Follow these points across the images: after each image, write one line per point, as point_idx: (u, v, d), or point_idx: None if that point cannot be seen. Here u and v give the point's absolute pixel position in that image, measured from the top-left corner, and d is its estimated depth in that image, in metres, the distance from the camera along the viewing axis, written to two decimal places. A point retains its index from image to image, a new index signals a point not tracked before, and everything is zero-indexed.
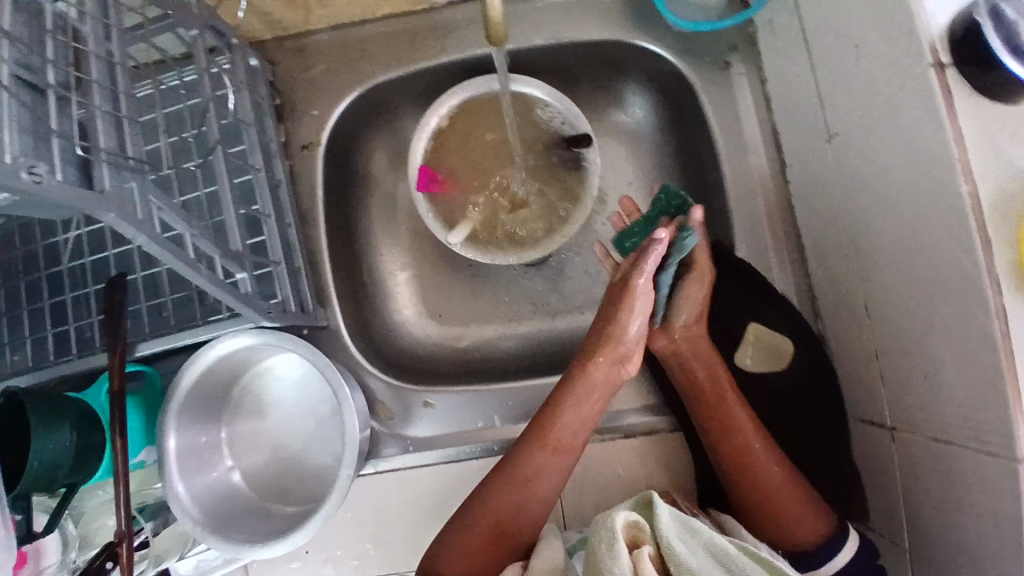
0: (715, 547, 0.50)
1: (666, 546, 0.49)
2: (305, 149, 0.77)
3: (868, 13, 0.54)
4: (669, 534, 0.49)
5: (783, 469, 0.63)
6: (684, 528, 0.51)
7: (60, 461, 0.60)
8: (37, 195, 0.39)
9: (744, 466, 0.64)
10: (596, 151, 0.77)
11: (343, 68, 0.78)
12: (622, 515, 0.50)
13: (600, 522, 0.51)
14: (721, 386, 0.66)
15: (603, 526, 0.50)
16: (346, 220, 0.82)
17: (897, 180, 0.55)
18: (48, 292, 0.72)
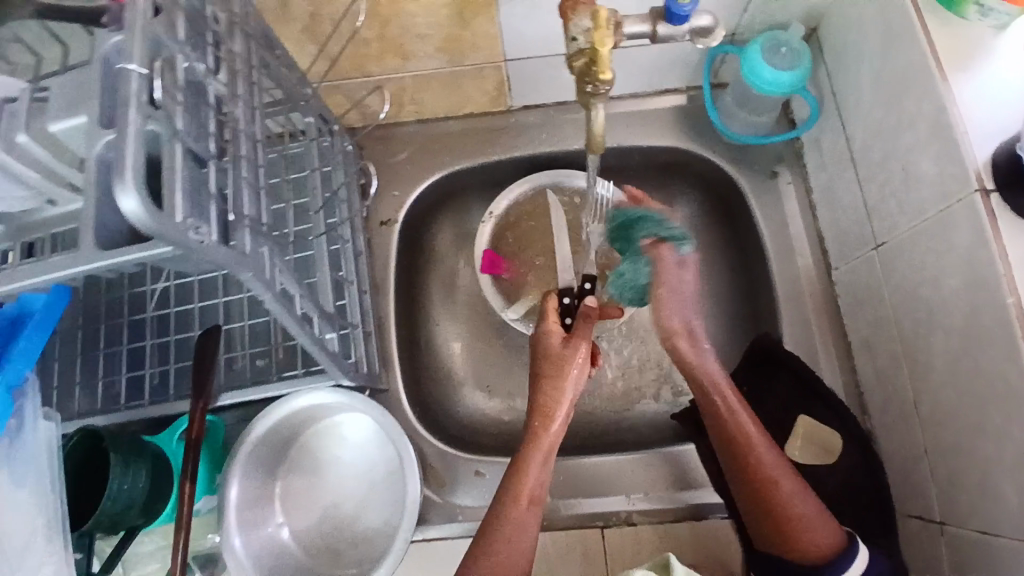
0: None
1: None
2: (383, 225, 0.84)
3: (915, 140, 0.61)
4: None
5: (793, 483, 0.61)
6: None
7: (132, 503, 0.61)
8: (197, 253, 0.44)
9: (762, 488, 0.61)
10: None
11: (425, 156, 0.87)
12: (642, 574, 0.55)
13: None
14: (725, 416, 0.65)
15: None
16: (410, 291, 0.87)
17: (943, 286, 0.59)
18: (128, 337, 0.76)
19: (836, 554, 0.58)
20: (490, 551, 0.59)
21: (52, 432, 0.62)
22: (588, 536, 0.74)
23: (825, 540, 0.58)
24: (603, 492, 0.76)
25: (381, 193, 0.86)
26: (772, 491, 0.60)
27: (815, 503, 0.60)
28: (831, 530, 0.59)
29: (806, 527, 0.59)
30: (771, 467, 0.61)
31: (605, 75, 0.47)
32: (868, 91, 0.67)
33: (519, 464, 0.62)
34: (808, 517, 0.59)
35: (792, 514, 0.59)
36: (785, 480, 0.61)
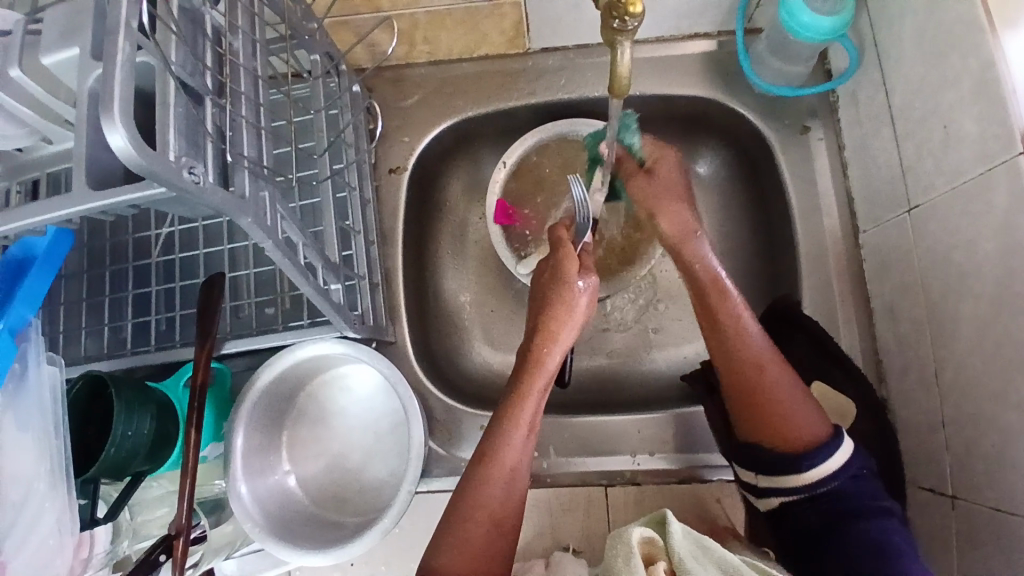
0: (725, 562, 0.52)
1: (677, 561, 0.52)
2: (392, 173, 0.81)
3: (960, 97, 0.57)
4: (681, 550, 0.52)
5: (785, 377, 0.63)
6: (696, 544, 0.54)
7: (136, 450, 0.61)
8: (192, 195, 0.41)
9: (749, 366, 0.63)
10: None
11: (435, 100, 0.82)
12: (637, 530, 0.53)
13: (614, 540, 0.54)
14: (725, 296, 0.65)
15: (620, 541, 0.53)
16: (418, 244, 0.85)
17: (979, 251, 0.56)
18: (132, 282, 0.74)
19: (817, 441, 0.60)
20: (477, 517, 0.57)
21: (56, 378, 0.62)
22: (592, 494, 0.73)
23: (807, 429, 0.61)
24: (610, 450, 0.75)
25: (390, 139, 0.82)
26: (740, 327, 0.64)
27: (800, 394, 0.62)
28: (817, 423, 0.61)
29: (787, 403, 0.61)
30: (759, 349, 0.64)
31: (635, 8, 0.43)
32: (912, 39, 0.62)
33: (517, 399, 0.60)
34: (789, 404, 0.62)
35: (775, 396, 0.62)
36: (771, 365, 0.63)
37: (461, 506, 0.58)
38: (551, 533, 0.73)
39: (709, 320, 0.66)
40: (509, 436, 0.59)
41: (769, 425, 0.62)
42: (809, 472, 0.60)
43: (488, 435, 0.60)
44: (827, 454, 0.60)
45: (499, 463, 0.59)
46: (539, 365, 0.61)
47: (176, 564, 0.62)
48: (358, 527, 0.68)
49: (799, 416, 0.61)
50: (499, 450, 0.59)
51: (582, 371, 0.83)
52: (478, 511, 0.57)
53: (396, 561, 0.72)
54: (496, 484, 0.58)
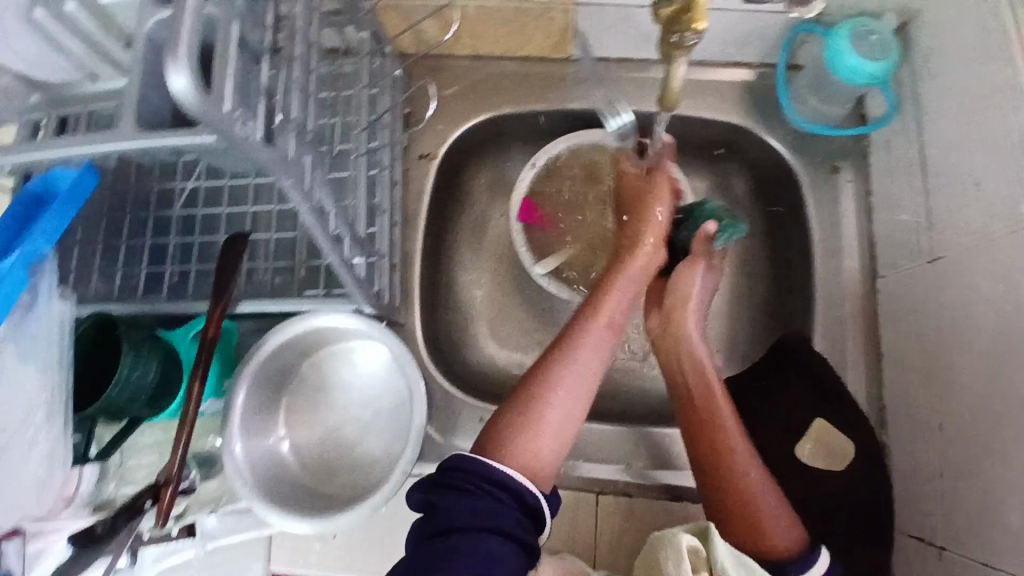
0: None
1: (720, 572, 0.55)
2: (422, 159, 0.82)
3: (997, 155, 0.58)
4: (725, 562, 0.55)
5: (759, 472, 0.61)
6: (738, 563, 0.55)
7: (138, 393, 0.62)
8: (241, 148, 0.42)
9: (728, 475, 0.60)
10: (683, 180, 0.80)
11: (474, 93, 0.83)
12: (685, 538, 0.56)
13: (665, 541, 0.58)
14: (708, 383, 0.65)
15: (669, 546, 0.57)
16: (438, 232, 0.85)
17: (996, 308, 0.56)
18: (152, 232, 0.75)
19: (796, 554, 0.57)
20: (522, 442, 0.56)
21: (64, 314, 0.62)
22: (581, 500, 0.73)
23: (785, 540, 0.58)
24: (604, 459, 0.75)
25: (424, 126, 0.83)
26: (716, 417, 0.63)
27: (781, 507, 0.59)
28: (795, 529, 0.58)
29: (762, 499, 0.59)
30: (741, 449, 0.61)
31: (698, 24, 0.44)
32: (953, 93, 0.63)
33: (576, 334, 0.61)
34: (762, 509, 0.59)
35: (750, 501, 0.59)
36: (754, 473, 0.60)
37: (537, 379, 0.59)
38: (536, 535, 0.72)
39: (694, 423, 0.64)
40: (560, 367, 0.59)
41: (748, 529, 0.58)
42: None
43: (541, 367, 0.60)
44: (807, 565, 0.56)
45: (547, 395, 0.59)
46: (599, 307, 0.63)
47: (161, 514, 0.62)
48: (343, 500, 0.69)
49: (779, 523, 0.58)
50: (551, 378, 0.59)
51: None
52: (520, 440, 0.56)
53: (376, 539, 0.73)
54: (546, 430, 0.57)
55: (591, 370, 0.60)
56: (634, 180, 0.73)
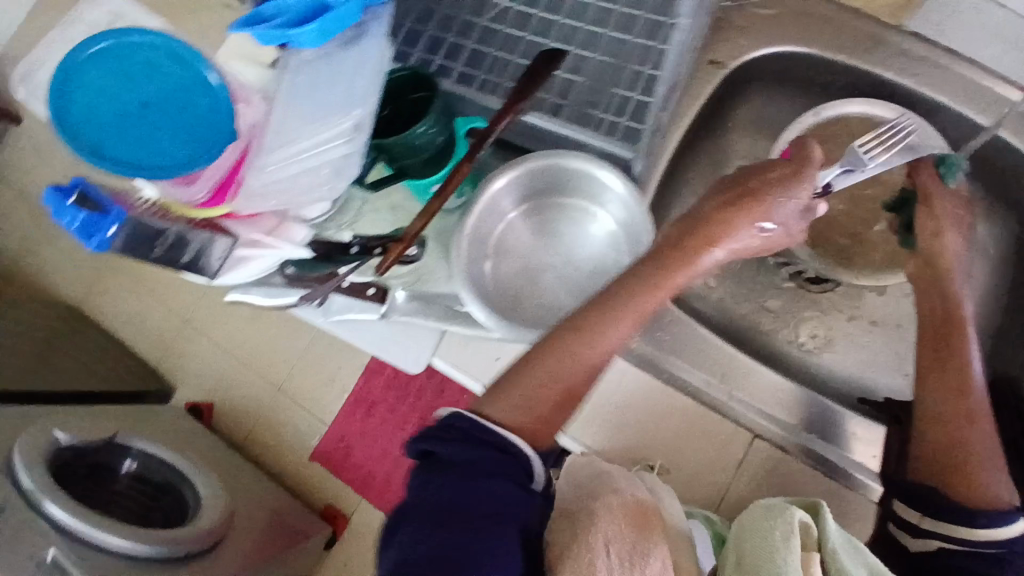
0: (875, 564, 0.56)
1: (830, 551, 0.54)
2: (711, 65, 0.81)
3: None
4: (835, 544, 0.55)
5: (987, 429, 0.68)
6: (845, 543, 0.57)
7: (419, 149, 0.67)
8: None
9: (957, 418, 0.68)
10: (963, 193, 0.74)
11: (790, 23, 0.80)
12: (801, 515, 0.55)
13: (768, 511, 0.55)
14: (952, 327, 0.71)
15: (780, 517, 0.54)
16: (687, 145, 0.86)
17: None
18: (453, 30, 0.76)
19: (999, 508, 0.64)
20: (542, 389, 0.58)
21: (384, 53, 0.67)
22: (730, 436, 0.75)
23: (994, 489, 0.65)
24: (767, 408, 0.77)
25: (727, 35, 0.81)
26: (964, 364, 0.69)
27: (996, 466, 0.67)
28: (1008, 492, 0.65)
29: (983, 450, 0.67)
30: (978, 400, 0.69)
31: None
32: None
33: (645, 290, 0.62)
34: (980, 457, 0.67)
35: (971, 447, 0.67)
36: (981, 422, 0.68)
37: (540, 364, 0.59)
38: (682, 445, 0.76)
39: (931, 365, 0.71)
40: (609, 327, 0.60)
41: (957, 470, 0.67)
42: (1004, 529, 0.63)
43: (583, 317, 0.61)
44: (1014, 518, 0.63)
45: (582, 345, 0.59)
46: (670, 277, 0.62)
47: (382, 264, 0.71)
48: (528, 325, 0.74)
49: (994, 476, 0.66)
50: (587, 325, 0.60)
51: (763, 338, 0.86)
52: (553, 373, 0.59)
53: None
54: (579, 365, 0.59)
55: (624, 333, 0.61)
56: (767, 167, 0.66)
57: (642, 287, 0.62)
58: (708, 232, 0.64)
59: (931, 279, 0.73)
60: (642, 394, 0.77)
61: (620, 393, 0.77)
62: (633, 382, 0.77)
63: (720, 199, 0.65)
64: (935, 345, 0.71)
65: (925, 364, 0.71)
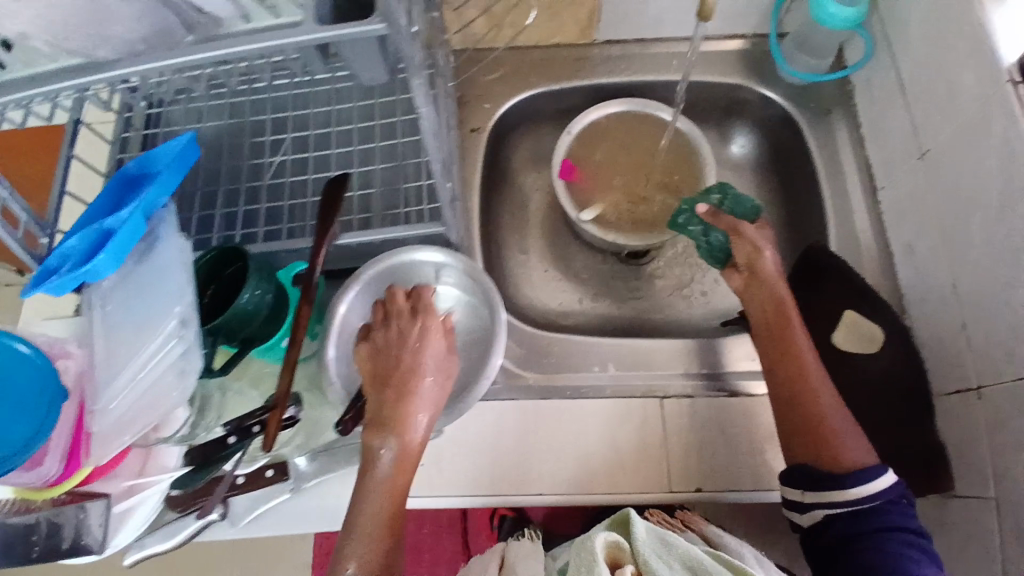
0: (689, 559, 0.55)
1: (643, 562, 0.55)
2: (473, 132, 0.93)
3: (967, 57, 0.71)
4: (645, 551, 0.56)
5: (832, 398, 0.73)
6: (661, 542, 0.57)
7: (255, 313, 0.67)
8: (395, 36, 0.52)
9: (812, 414, 0.72)
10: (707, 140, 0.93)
11: (515, 77, 0.96)
12: (603, 536, 0.56)
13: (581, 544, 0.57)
14: (784, 314, 0.78)
15: (587, 550, 0.55)
16: (487, 200, 0.95)
17: (991, 172, 0.68)
18: (244, 199, 0.81)
19: (863, 468, 0.68)
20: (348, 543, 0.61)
21: (185, 248, 0.67)
22: (649, 404, 0.79)
23: (854, 452, 0.70)
24: (662, 372, 0.84)
25: (473, 104, 0.94)
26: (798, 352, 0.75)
27: (848, 427, 0.71)
28: (866, 456, 0.70)
29: (838, 424, 0.72)
30: (815, 367, 0.74)
31: None
32: (916, 27, 0.79)
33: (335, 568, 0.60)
34: (837, 428, 0.71)
35: (821, 411, 0.72)
36: (824, 391, 0.73)
37: (365, 493, 0.64)
38: (613, 440, 0.78)
39: (778, 344, 0.77)
40: None
41: (815, 441, 0.71)
42: (859, 488, 0.67)
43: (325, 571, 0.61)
44: (878, 474, 0.67)
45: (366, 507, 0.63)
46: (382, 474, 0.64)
47: (267, 436, 0.66)
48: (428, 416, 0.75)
49: (845, 446, 0.70)
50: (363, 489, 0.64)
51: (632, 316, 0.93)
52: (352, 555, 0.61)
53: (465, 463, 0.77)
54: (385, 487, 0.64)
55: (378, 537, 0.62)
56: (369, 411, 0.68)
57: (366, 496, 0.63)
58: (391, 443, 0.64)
59: (756, 281, 0.80)
60: (561, 421, 0.79)
61: (543, 432, 0.78)
62: (550, 416, 0.79)
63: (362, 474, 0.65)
64: (774, 343, 0.77)
65: (767, 352, 0.77)
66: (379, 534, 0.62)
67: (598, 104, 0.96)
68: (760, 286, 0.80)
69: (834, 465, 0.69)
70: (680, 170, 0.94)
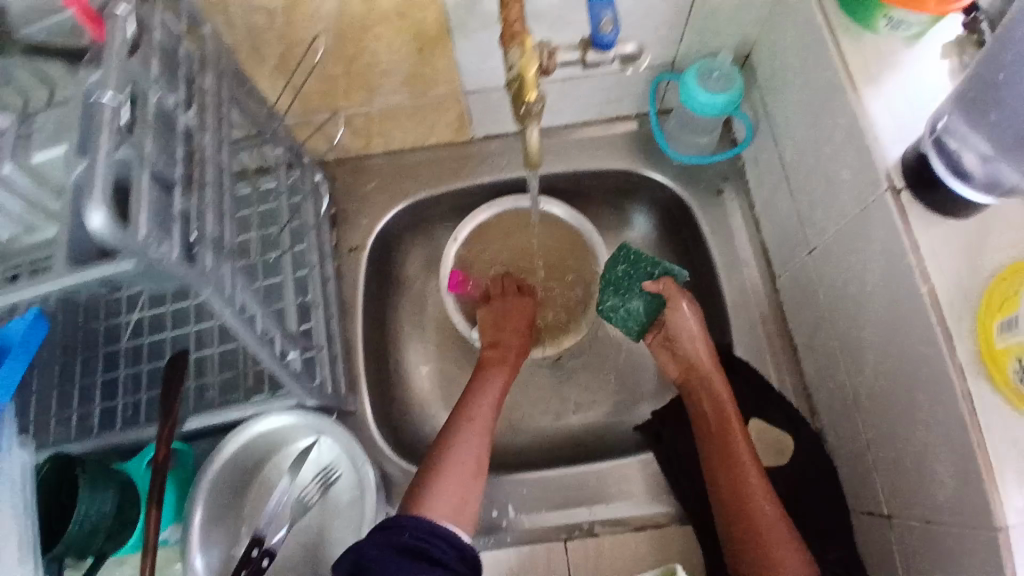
0: None
1: None
2: (352, 252, 0.88)
3: (837, 155, 0.65)
4: None
5: (775, 508, 0.66)
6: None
7: (99, 529, 0.64)
8: (160, 267, 0.48)
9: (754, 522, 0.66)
10: (599, 236, 0.89)
11: (391, 185, 0.90)
12: None
13: None
14: (728, 422, 0.72)
15: None
16: (380, 317, 0.90)
17: (871, 287, 0.62)
18: (102, 368, 0.78)
19: None
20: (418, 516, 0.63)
21: (26, 463, 0.62)
22: (552, 548, 0.77)
23: (799, 572, 0.62)
24: (570, 502, 0.78)
25: (349, 222, 0.89)
26: (733, 451, 0.70)
27: (792, 546, 0.64)
28: (810, 574, 0.62)
29: (783, 533, 0.65)
30: (756, 475, 0.68)
31: (531, 94, 0.53)
32: (793, 112, 0.73)
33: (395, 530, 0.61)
34: (786, 549, 0.64)
35: (760, 520, 0.65)
36: (765, 500, 0.67)
37: (415, 492, 0.66)
38: None
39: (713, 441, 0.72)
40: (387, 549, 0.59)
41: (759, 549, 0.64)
42: None
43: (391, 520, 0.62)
44: None
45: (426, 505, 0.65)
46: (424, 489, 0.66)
47: None
48: None
49: (792, 556, 0.63)
50: (423, 496, 0.66)
51: (541, 428, 0.88)
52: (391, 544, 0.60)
53: None
54: (438, 508, 0.65)
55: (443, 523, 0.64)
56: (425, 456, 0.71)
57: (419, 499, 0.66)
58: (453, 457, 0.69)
59: (697, 376, 0.77)
60: None
61: None
62: None
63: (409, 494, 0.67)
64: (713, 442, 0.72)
65: (707, 456, 0.72)
66: (461, 509, 0.66)
67: (477, 207, 0.92)
68: (701, 382, 0.76)
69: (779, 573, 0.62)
70: (567, 271, 0.91)
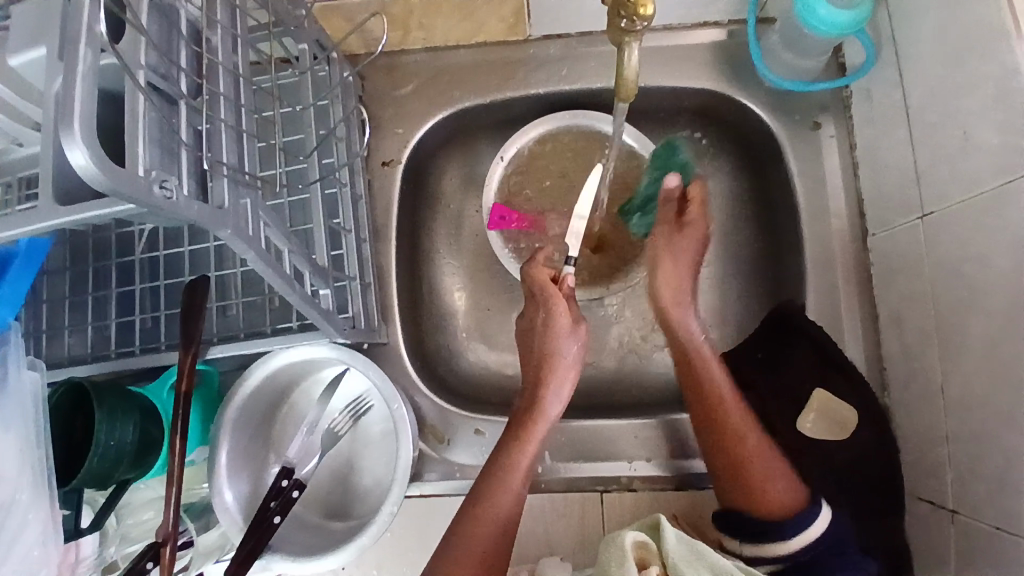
0: (719, 568, 0.55)
1: (670, 565, 0.55)
2: (385, 166, 0.77)
3: (989, 105, 0.53)
4: (674, 555, 0.56)
5: (758, 438, 0.65)
6: (691, 550, 0.56)
7: (122, 456, 0.58)
8: (164, 210, 0.39)
9: (738, 460, 0.64)
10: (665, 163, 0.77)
11: (431, 91, 0.78)
12: (632, 534, 0.56)
13: (610, 541, 0.57)
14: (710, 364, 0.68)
15: (615, 544, 0.56)
16: (412, 237, 0.81)
17: (998, 270, 0.53)
18: (116, 280, 0.69)
19: (794, 513, 0.62)
20: (489, 510, 0.62)
21: (38, 381, 0.57)
22: (587, 499, 0.73)
23: (784, 495, 0.63)
24: (610, 456, 0.74)
25: (383, 130, 0.78)
26: (716, 397, 0.66)
27: (779, 466, 0.64)
28: (794, 493, 0.63)
29: (770, 472, 0.63)
30: (738, 417, 0.65)
31: (645, 10, 0.42)
32: (934, 44, 0.60)
33: (469, 533, 0.61)
34: (768, 475, 0.63)
35: (754, 464, 0.64)
36: (749, 433, 0.65)
37: (482, 486, 0.64)
38: (546, 539, 0.72)
39: (693, 392, 0.68)
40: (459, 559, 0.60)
41: (747, 489, 0.63)
42: (794, 539, 0.61)
43: (465, 510, 0.63)
44: (809, 522, 0.61)
45: (497, 495, 0.63)
46: (500, 471, 0.64)
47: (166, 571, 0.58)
48: (353, 528, 0.66)
49: (777, 487, 0.63)
50: (496, 483, 0.63)
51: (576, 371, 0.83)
52: (465, 552, 0.61)
53: (391, 568, 0.71)
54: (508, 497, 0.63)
55: (513, 512, 0.63)
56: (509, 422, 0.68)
57: (489, 480, 0.64)
58: (520, 436, 0.65)
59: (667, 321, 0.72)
60: None
61: None
62: None
63: (482, 474, 0.65)
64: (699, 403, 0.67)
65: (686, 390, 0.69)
66: (514, 515, 0.64)
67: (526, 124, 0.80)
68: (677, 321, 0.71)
69: (769, 517, 0.62)
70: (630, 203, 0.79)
